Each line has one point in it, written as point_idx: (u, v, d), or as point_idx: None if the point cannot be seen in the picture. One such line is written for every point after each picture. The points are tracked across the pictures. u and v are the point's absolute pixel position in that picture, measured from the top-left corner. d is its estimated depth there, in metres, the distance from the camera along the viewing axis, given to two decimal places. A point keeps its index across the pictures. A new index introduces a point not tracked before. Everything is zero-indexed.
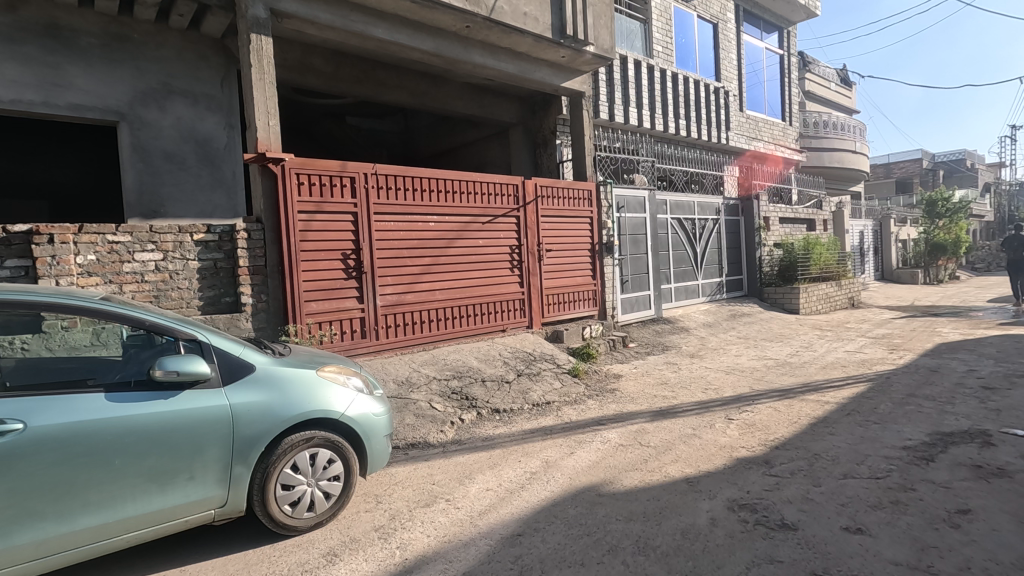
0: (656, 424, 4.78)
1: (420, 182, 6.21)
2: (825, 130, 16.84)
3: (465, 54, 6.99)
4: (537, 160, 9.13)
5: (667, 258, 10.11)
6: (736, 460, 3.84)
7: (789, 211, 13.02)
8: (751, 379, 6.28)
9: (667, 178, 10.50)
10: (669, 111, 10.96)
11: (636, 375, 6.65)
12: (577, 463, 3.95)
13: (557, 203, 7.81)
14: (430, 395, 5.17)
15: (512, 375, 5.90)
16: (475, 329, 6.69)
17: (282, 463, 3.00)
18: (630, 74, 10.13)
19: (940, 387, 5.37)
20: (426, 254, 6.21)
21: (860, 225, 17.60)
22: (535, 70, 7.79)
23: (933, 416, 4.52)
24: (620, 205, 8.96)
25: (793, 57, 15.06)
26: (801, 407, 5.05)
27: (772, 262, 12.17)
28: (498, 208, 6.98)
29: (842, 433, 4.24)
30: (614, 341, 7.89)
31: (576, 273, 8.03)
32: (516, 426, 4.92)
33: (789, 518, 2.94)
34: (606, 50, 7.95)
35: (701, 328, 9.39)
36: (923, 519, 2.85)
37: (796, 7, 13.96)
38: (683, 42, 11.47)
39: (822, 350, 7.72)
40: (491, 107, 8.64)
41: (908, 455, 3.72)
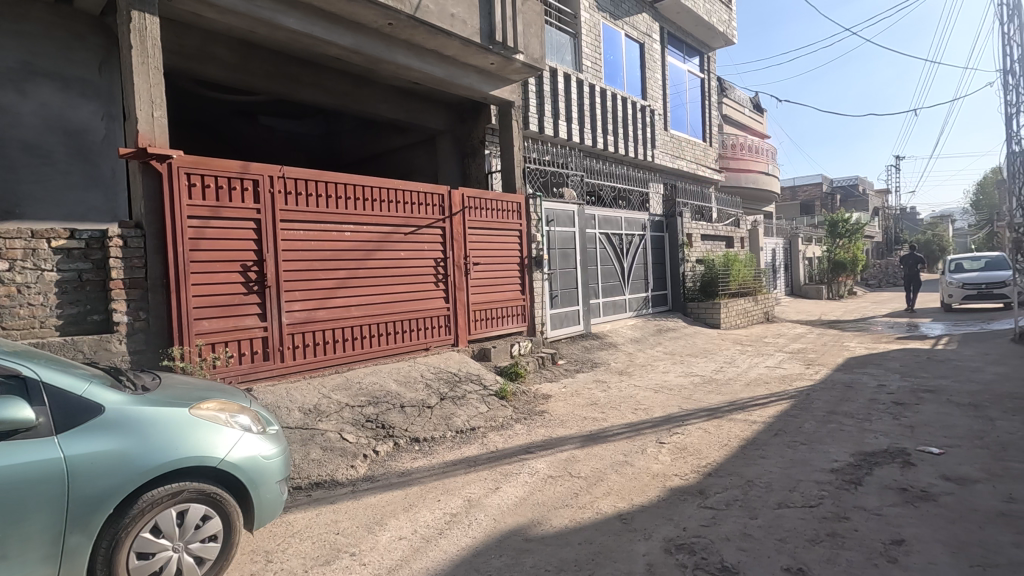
0: (586, 450, 4.52)
1: (335, 188, 5.69)
2: (741, 152, 17.74)
3: (388, 53, 6.56)
4: (466, 170, 8.79)
5: (596, 273, 10.08)
6: (670, 491, 3.62)
7: (710, 228, 13.47)
8: (679, 397, 6.19)
9: (596, 194, 10.52)
10: (598, 126, 11.02)
11: (566, 396, 6.39)
12: (503, 501, 3.58)
13: (485, 215, 7.48)
14: (340, 424, 4.62)
15: (434, 399, 5.44)
16: (396, 349, 6.20)
17: (139, 526, 2.43)
18: (560, 87, 10.07)
19: (857, 404, 5.48)
20: (341, 266, 5.68)
21: (772, 243, 18.64)
22: (463, 76, 7.49)
23: (854, 435, 4.55)
24: (549, 218, 8.78)
25: (713, 81, 15.66)
26: (729, 427, 4.96)
27: (694, 278, 12.45)
28: (422, 219, 6.55)
29: (772, 456, 4.15)
30: (543, 358, 7.63)
31: (504, 288, 7.72)
32: (436, 458, 4.49)
33: (728, 560, 2.71)
34: (537, 60, 7.75)
35: (629, 344, 9.36)
36: (863, 554, 2.71)
37: (716, 33, 14.56)
38: (610, 59, 11.61)
39: (744, 366, 7.85)
40: (417, 113, 8.22)
41: (837, 479, 3.65)
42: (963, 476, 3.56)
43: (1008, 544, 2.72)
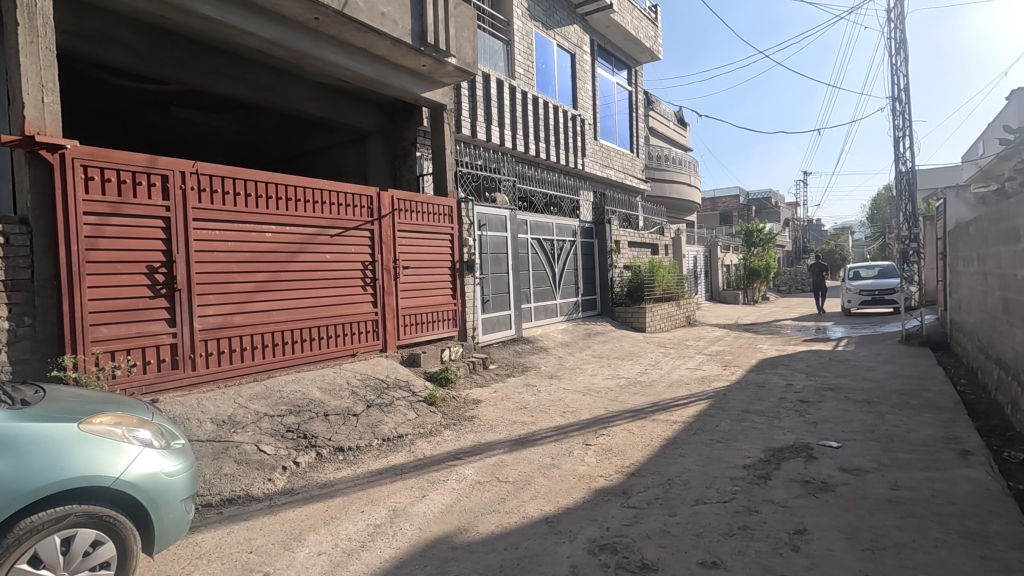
0: (515, 455, 4.53)
1: (255, 186, 5.40)
2: (665, 164, 18.59)
3: (314, 48, 6.32)
4: (397, 171, 8.65)
5: (527, 278, 10.18)
6: (594, 492, 3.70)
7: (636, 235, 13.98)
8: (606, 400, 6.34)
9: (528, 199, 10.70)
10: (529, 133, 11.16)
11: (496, 400, 6.39)
12: (429, 510, 3.51)
13: (416, 218, 7.36)
14: (257, 435, 4.37)
15: (360, 407, 5.27)
16: (321, 355, 5.96)
17: (13, 558, 2.17)
18: (492, 92, 10.12)
19: (768, 402, 5.84)
20: (260, 269, 5.39)
21: (694, 251, 19.62)
22: (394, 76, 7.35)
23: (765, 432, 4.84)
24: (481, 223, 8.77)
25: (641, 94, 16.29)
26: (652, 427, 5.14)
27: (622, 283, 12.87)
28: (349, 220, 6.35)
29: (691, 454, 4.33)
30: (474, 363, 7.59)
31: (434, 293, 7.63)
32: (360, 467, 4.34)
33: (648, 557, 2.80)
34: (469, 64, 7.74)
35: (560, 347, 9.51)
36: (770, 545, 2.87)
37: (642, 48, 15.15)
38: (542, 68, 11.81)
39: (667, 368, 8.18)
40: (346, 112, 7.99)
41: (749, 474, 3.86)
42: (857, 467, 3.87)
43: (894, 528, 2.98)
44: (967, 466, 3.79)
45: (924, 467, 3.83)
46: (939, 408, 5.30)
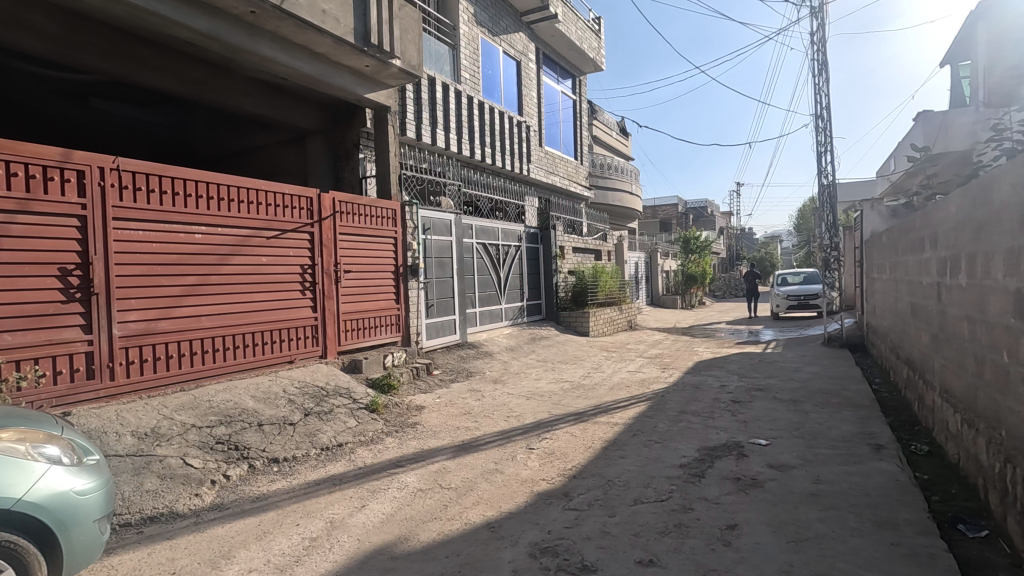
0: (458, 461, 4.50)
1: (184, 185, 5.12)
2: (608, 172, 19.06)
3: (251, 43, 6.08)
4: (339, 173, 8.43)
5: (472, 283, 10.15)
6: (536, 495, 3.72)
7: (580, 241, 14.24)
8: (549, 403, 6.41)
9: (473, 204, 10.72)
10: (475, 138, 11.17)
11: (439, 406, 6.33)
12: (368, 520, 3.42)
13: (358, 221, 7.19)
14: (184, 448, 4.12)
15: (297, 415, 5.07)
16: (255, 362, 5.70)
17: None
18: (438, 96, 10.06)
19: (703, 403, 6.08)
20: (189, 272, 5.10)
21: (635, 257, 20.20)
22: (336, 75, 7.17)
23: (700, 432, 5.02)
24: (425, 227, 8.67)
25: (585, 103, 16.62)
26: (594, 430, 5.23)
27: (566, 288, 13.06)
28: (287, 222, 6.13)
29: (630, 456, 4.44)
30: (418, 368, 7.48)
31: (377, 297, 7.47)
32: (297, 478, 4.18)
33: (588, 559, 2.84)
34: (414, 67, 7.66)
35: (504, 352, 9.54)
36: (703, 541, 2.98)
37: (586, 58, 15.49)
38: (488, 73, 11.85)
39: (609, 371, 8.36)
40: (285, 110, 7.72)
41: (684, 473, 4.00)
42: (784, 464, 4.09)
43: (816, 520, 3.16)
44: (879, 459, 4.08)
45: (842, 461, 4.09)
46: (857, 406, 5.68)
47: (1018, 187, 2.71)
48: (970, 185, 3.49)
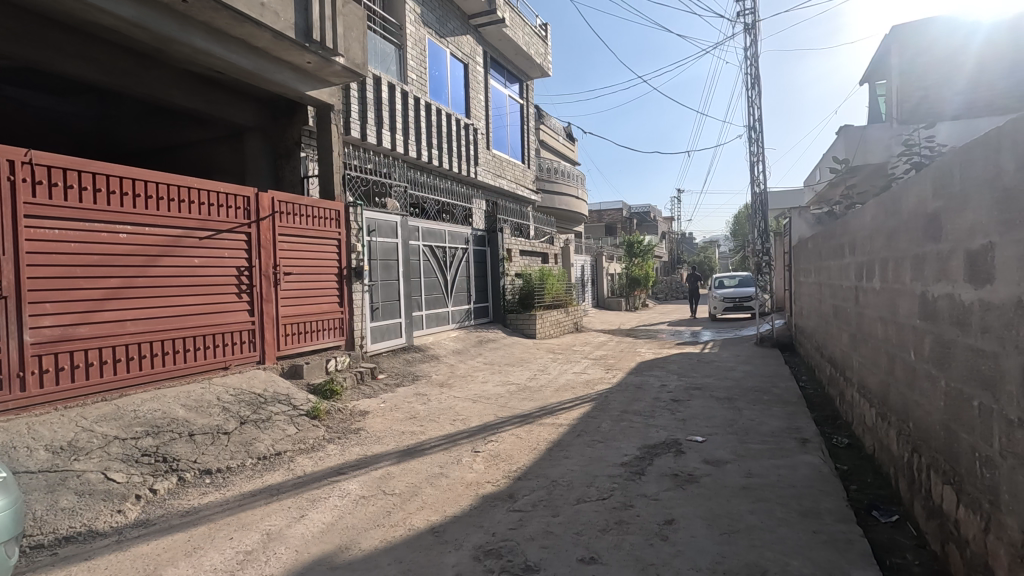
0: (402, 466, 4.44)
1: (107, 181, 4.80)
2: (555, 176, 19.34)
3: (183, 33, 5.78)
4: (279, 172, 8.16)
5: (418, 285, 10.04)
6: (481, 498, 3.72)
7: (527, 244, 14.37)
8: (496, 406, 6.42)
9: (419, 206, 10.61)
10: (422, 139, 11.07)
11: (384, 411, 6.21)
12: (307, 531, 3.31)
13: (299, 221, 6.97)
14: (105, 462, 3.86)
15: (233, 424, 4.85)
16: (187, 369, 5.41)
17: None
18: (384, 96, 9.92)
19: (644, 403, 6.27)
20: (112, 274, 4.79)
21: (581, 260, 20.57)
22: (275, 71, 6.93)
23: (641, 430, 5.18)
24: (370, 228, 8.51)
25: (532, 108, 16.77)
26: (539, 432, 5.29)
27: (513, 291, 13.14)
28: (222, 222, 5.86)
29: (573, 456, 4.52)
30: (362, 373, 7.32)
31: (319, 300, 7.26)
32: (231, 490, 4.00)
33: (532, 559, 2.87)
34: (358, 66, 7.51)
35: (451, 355, 9.48)
36: (642, 536, 3.08)
37: (533, 64, 15.66)
38: (435, 75, 11.78)
39: (555, 373, 8.48)
40: (220, 105, 7.40)
41: (625, 471, 4.11)
42: (718, 459, 4.28)
43: (747, 512, 3.32)
44: (805, 453, 4.34)
45: (772, 455, 4.32)
46: (785, 402, 6.02)
47: (922, 200, 2.97)
48: (883, 196, 3.77)
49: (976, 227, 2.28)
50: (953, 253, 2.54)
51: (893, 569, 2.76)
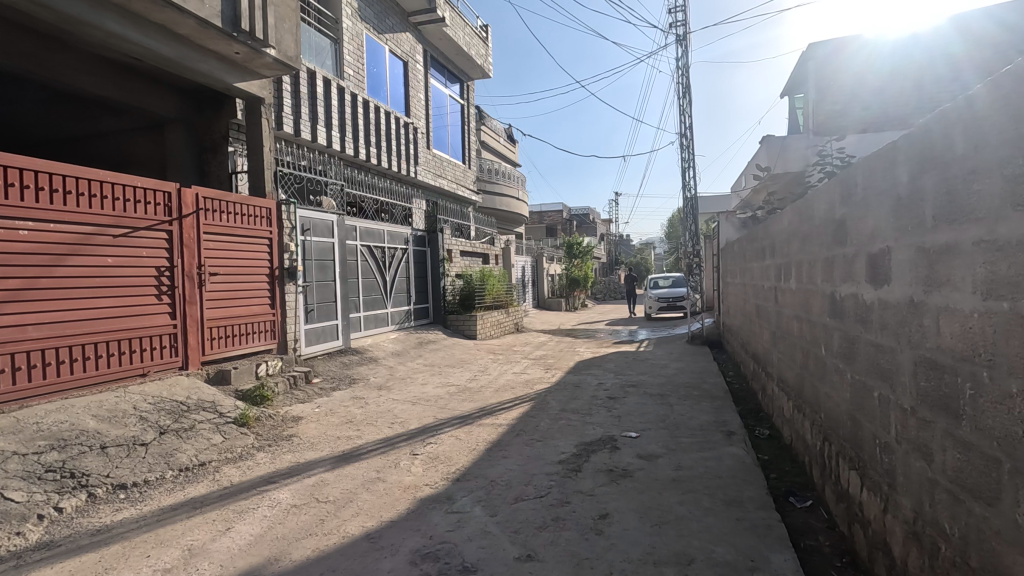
0: (337, 472, 4.32)
1: (6, 173, 4.39)
2: (495, 177, 19.40)
3: (94, 16, 5.37)
4: (205, 166, 7.76)
5: (356, 286, 9.79)
6: (418, 501, 3.68)
7: (468, 245, 14.34)
8: (435, 408, 6.36)
9: (357, 205, 10.35)
10: (359, 137, 10.82)
11: (319, 416, 6.02)
12: (233, 544, 3.16)
13: (226, 219, 6.63)
14: (2, 480, 3.52)
15: (152, 434, 4.55)
16: (99, 377, 5.02)
17: None
18: (318, 90, 9.63)
19: (582, 401, 6.40)
20: (12, 275, 4.38)
21: (522, 261, 20.74)
22: (199, 60, 6.56)
23: (578, 428, 5.28)
24: (304, 227, 8.22)
25: (472, 109, 16.73)
26: (478, 432, 5.29)
27: (454, 292, 13.07)
28: (140, 219, 5.49)
29: (512, 455, 4.56)
30: (296, 377, 7.04)
31: (248, 302, 6.93)
32: (150, 504, 3.75)
33: (469, 560, 2.87)
34: (291, 58, 7.23)
35: (390, 357, 9.31)
36: (577, 532, 3.14)
37: (473, 64, 15.63)
38: (373, 71, 11.53)
39: (495, 373, 8.50)
40: (139, 94, 6.93)
41: (562, 469, 4.18)
42: (650, 454, 4.43)
43: (676, 503, 3.46)
44: (730, 444, 4.57)
45: (699, 448, 4.52)
46: (713, 397, 6.32)
47: (830, 207, 3.21)
48: (798, 204, 4.04)
49: (876, 232, 2.48)
50: (857, 256, 2.76)
51: (807, 549, 2.96)
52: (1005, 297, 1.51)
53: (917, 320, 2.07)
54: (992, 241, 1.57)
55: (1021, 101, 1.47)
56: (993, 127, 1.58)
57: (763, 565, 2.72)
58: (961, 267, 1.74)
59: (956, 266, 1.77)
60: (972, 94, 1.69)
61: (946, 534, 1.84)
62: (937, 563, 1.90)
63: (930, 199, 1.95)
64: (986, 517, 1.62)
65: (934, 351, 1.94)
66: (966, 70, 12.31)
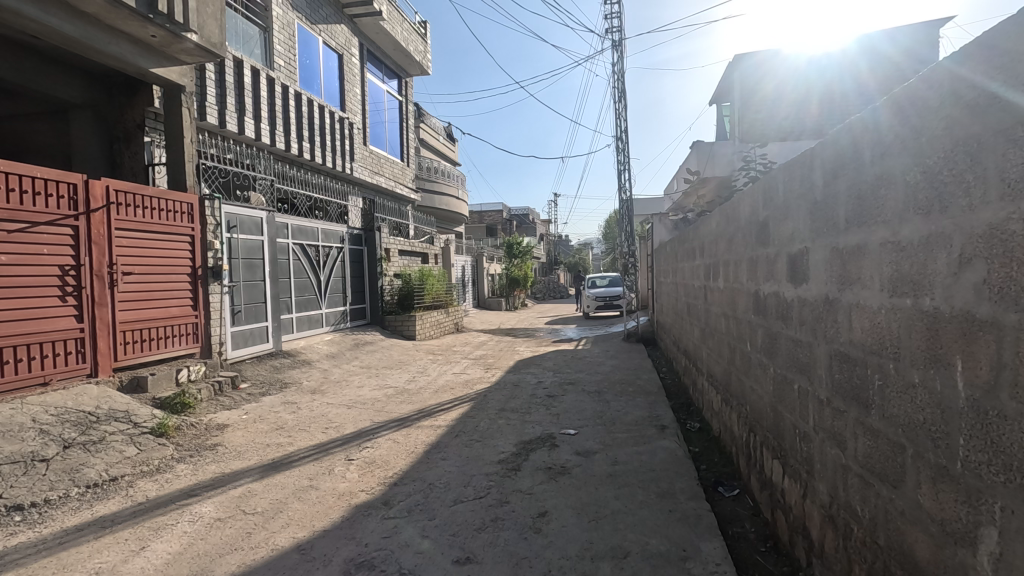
0: (265, 482, 4.11)
1: None
2: (434, 175, 19.17)
3: None
4: (117, 157, 7.19)
5: (287, 286, 9.37)
6: (353, 508, 3.56)
7: (407, 244, 14.07)
8: (371, 411, 6.19)
9: (288, 202, 9.90)
10: (290, 131, 10.41)
11: (247, 423, 5.71)
12: (148, 564, 2.93)
13: (141, 215, 6.15)
14: None
15: (55, 449, 4.15)
16: None
17: None
18: (246, 80, 9.19)
19: (521, 400, 6.42)
20: None
21: (463, 260, 20.61)
22: (110, 42, 6.06)
23: (518, 426, 5.31)
24: (230, 224, 7.79)
25: (411, 106, 16.38)
26: (416, 435, 5.19)
27: (392, 291, 12.80)
28: (40, 212, 5.00)
29: (451, 456, 4.51)
30: (221, 383, 6.64)
31: (166, 304, 6.47)
32: (50, 527, 3.41)
33: (405, 565, 2.80)
34: (215, 45, 6.83)
35: (324, 359, 8.98)
36: (516, 531, 3.14)
37: (412, 61, 15.34)
38: (306, 63, 11.10)
39: (434, 374, 8.39)
40: (37, 77, 6.31)
41: (501, 468, 4.18)
42: (588, 450, 4.52)
43: (612, 498, 3.54)
44: (663, 438, 4.73)
45: (634, 442, 4.64)
46: (647, 392, 6.52)
47: (754, 210, 3.38)
48: (725, 206, 4.21)
49: (796, 234, 2.63)
50: (779, 256, 2.90)
51: (734, 537, 3.10)
52: (908, 294, 1.62)
53: (832, 316, 2.20)
54: (897, 242, 1.68)
55: (920, 113, 1.60)
56: (896, 137, 1.71)
57: (694, 554, 2.82)
58: (869, 266, 1.86)
59: (866, 264, 1.89)
60: (878, 106, 1.81)
61: (858, 516, 1.97)
62: (850, 544, 2.03)
63: (843, 203, 2.08)
64: (892, 499, 1.74)
65: (847, 345, 2.06)
66: (870, 86, 13.25)
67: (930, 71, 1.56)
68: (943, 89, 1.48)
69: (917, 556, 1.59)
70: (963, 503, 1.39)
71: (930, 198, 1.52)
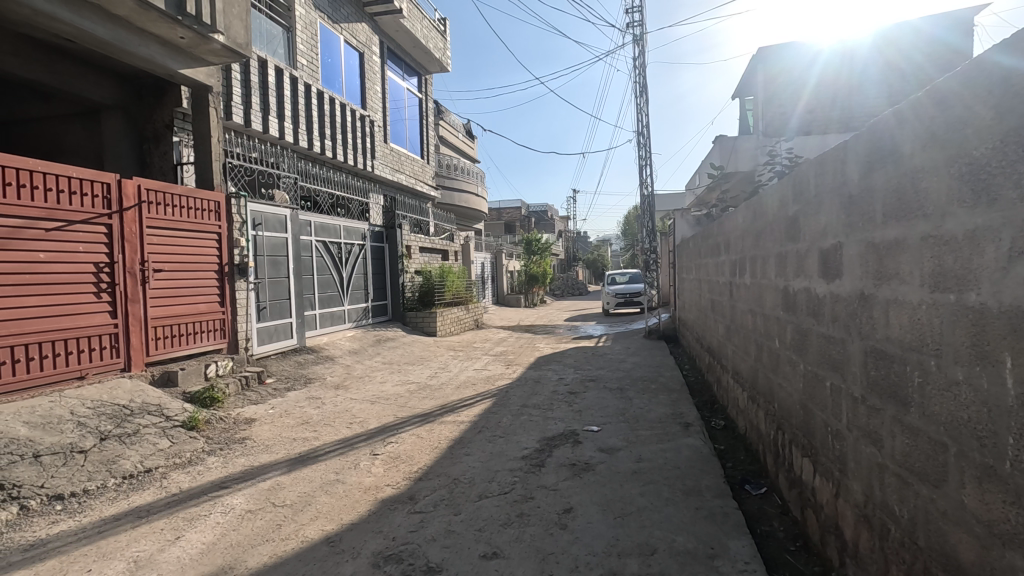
0: (293, 475, 4.18)
1: None
2: (453, 172, 19.26)
3: None
4: (146, 157, 7.38)
5: (311, 283, 9.48)
6: (380, 502, 3.60)
7: (427, 241, 14.15)
8: (394, 407, 6.25)
9: (311, 199, 10.00)
10: (314, 129, 10.56)
11: (273, 418, 5.81)
12: (184, 553, 3.01)
13: (171, 213, 6.30)
14: None
15: (93, 440, 4.27)
16: (30, 382, 4.67)
17: None
18: (270, 80, 9.34)
19: (542, 397, 6.40)
20: None
21: (482, 257, 20.66)
22: (139, 44, 6.20)
23: (541, 423, 5.30)
24: (256, 221, 7.93)
25: (431, 103, 16.43)
26: (440, 430, 5.23)
27: (412, 288, 12.90)
28: (76, 211, 5.14)
29: (474, 452, 4.53)
30: (247, 378, 6.76)
31: (195, 301, 6.62)
32: (90, 516, 3.51)
33: (433, 560, 2.83)
34: (241, 45, 6.94)
35: (347, 355, 9.08)
36: (541, 527, 3.15)
37: (432, 59, 15.37)
38: (328, 61, 11.20)
39: (455, 370, 8.44)
40: (71, 80, 6.48)
41: (525, 464, 4.19)
42: (611, 447, 4.49)
43: (637, 495, 3.52)
44: (687, 436, 4.68)
45: (658, 440, 4.60)
46: (670, 389, 6.48)
47: (783, 205, 3.32)
48: (751, 201, 4.16)
49: (828, 229, 2.58)
50: (809, 252, 2.85)
51: (763, 535, 3.07)
52: (951, 290, 1.58)
53: (867, 313, 2.16)
54: (938, 237, 1.64)
55: (964, 104, 1.56)
56: (938, 130, 1.67)
57: (722, 551, 2.80)
58: (908, 261, 1.82)
59: (905, 259, 1.85)
60: (918, 97, 1.77)
61: (895, 516, 1.93)
62: (887, 544, 1.99)
63: (881, 198, 2.03)
64: (933, 499, 1.70)
65: (883, 341, 2.03)
66: (895, 77, 12.99)
67: (973, 61, 1.52)
68: (990, 78, 1.44)
69: (961, 558, 1.55)
70: (1012, 504, 1.35)
71: (977, 190, 1.48)
